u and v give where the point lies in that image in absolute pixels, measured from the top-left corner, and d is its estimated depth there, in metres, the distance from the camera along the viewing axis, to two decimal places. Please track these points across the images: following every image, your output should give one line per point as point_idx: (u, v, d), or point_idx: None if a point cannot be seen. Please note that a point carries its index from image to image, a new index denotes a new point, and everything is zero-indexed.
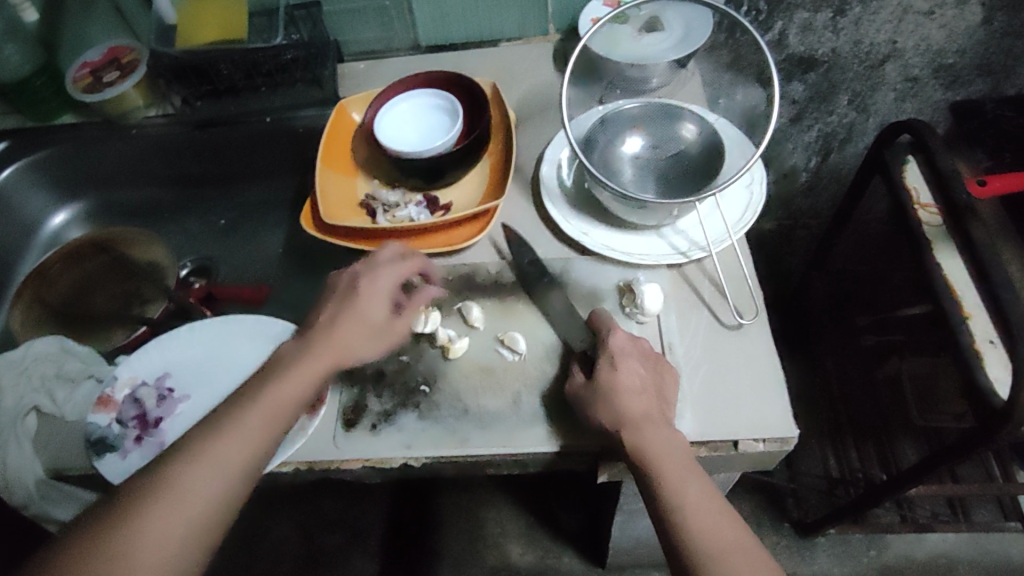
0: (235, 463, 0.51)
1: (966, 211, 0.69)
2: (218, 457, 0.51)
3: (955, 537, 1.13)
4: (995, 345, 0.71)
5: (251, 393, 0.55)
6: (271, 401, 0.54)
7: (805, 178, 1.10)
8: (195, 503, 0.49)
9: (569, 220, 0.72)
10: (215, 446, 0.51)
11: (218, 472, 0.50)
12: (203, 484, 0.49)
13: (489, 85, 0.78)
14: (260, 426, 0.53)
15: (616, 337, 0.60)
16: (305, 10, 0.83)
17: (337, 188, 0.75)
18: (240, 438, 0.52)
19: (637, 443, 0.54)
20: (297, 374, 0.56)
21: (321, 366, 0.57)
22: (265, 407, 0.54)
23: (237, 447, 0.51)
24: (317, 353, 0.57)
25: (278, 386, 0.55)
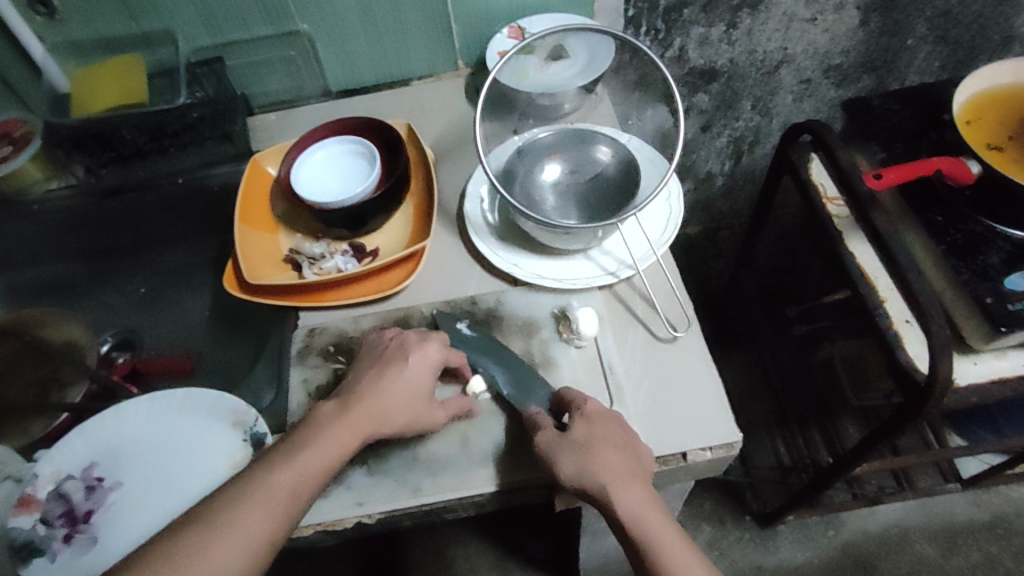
0: (250, 545, 0.50)
1: (869, 201, 0.73)
2: (233, 540, 0.50)
3: (903, 506, 1.18)
4: (910, 323, 0.78)
5: (275, 465, 0.54)
6: (292, 477, 0.53)
7: (722, 182, 1.14)
8: None
9: (499, 253, 0.72)
10: (230, 522, 0.50)
11: (233, 550, 0.50)
12: (211, 563, 0.49)
13: (404, 126, 0.78)
14: (256, 524, 0.51)
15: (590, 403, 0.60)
16: (207, 67, 0.81)
17: (258, 246, 0.73)
18: (249, 519, 0.51)
19: (627, 509, 0.55)
20: (336, 436, 0.56)
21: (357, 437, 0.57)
22: (286, 484, 0.53)
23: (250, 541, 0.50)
24: (354, 427, 0.57)
25: (299, 474, 0.53)
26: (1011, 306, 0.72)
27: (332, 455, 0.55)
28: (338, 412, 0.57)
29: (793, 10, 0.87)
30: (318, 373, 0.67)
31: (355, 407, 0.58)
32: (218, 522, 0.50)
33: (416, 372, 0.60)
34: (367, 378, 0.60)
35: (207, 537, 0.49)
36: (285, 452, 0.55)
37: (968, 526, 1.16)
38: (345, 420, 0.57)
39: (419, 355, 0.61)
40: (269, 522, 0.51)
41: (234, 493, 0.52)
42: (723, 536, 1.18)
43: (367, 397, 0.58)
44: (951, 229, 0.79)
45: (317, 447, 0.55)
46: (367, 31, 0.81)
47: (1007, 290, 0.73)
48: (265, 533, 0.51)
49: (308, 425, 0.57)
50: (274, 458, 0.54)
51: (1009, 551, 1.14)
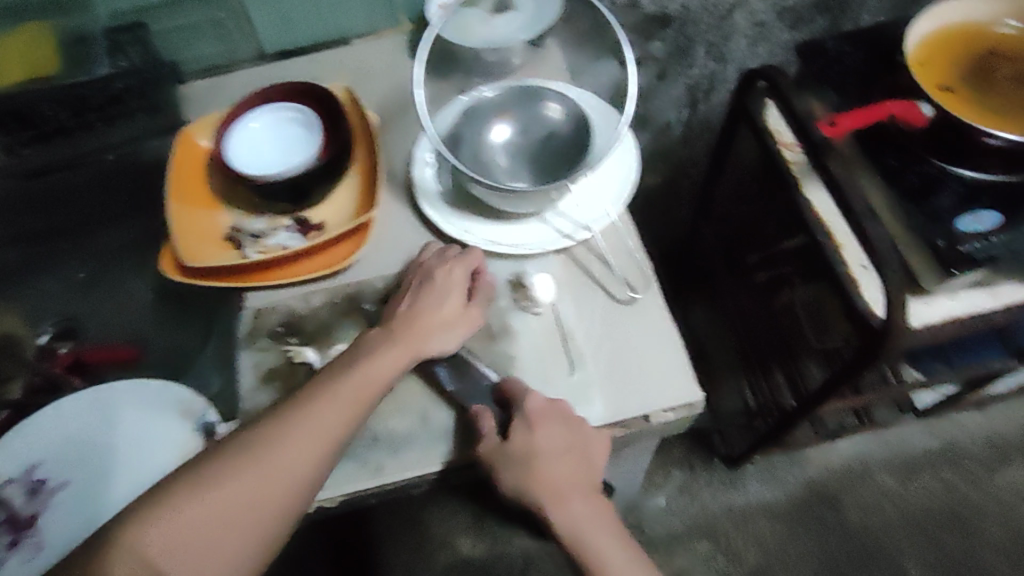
0: (324, 441, 0.53)
1: (825, 148, 0.72)
2: (304, 439, 0.52)
3: (864, 440, 1.20)
4: (867, 268, 0.79)
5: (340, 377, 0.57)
6: (353, 386, 0.56)
7: (681, 130, 1.10)
8: (281, 483, 0.51)
9: (450, 221, 0.70)
10: (307, 421, 0.53)
11: (312, 445, 0.52)
12: (293, 454, 0.52)
13: (344, 91, 0.74)
14: (332, 423, 0.54)
15: (534, 400, 0.59)
16: (130, 33, 0.76)
17: (195, 226, 0.70)
18: (322, 421, 0.54)
19: (564, 521, 0.58)
20: (387, 355, 0.58)
21: (406, 355, 0.59)
22: (350, 393, 0.56)
23: (306, 452, 0.52)
24: (399, 346, 0.59)
25: (354, 385, 0.56)
26: (962, 248, 0.72)
27: (387, 369, 0.58)
28: (384, 335, 0.60)
29: None
30: (269, 355, 0.65)
31: (396, 330, 0.61)
32: (295, 420, 0.53)
33: (443, 286, 0.63)
34: (405, 300, 0.63)
35: (285, 433, 0.52)
36: (346, 367, 0.58)
37: (926, 455, 1.19)
38: (393, 342, 0.59)
39: (446, 277, 0.64)
40: (338, 425, 0.54)
41: (311, 395, 0.55)
42: (693, 481, 1.20)
43: (407, 319, 0.61)
44: (908, 171, 0.78)
45: (373, 362, 0.58)
46: None
47: (958, 231, 0.73)
48: (334, 435, 0.54)
49: (358, 345, 0.60)
50: (336, 370, 0.58)
51: (962, 475, 1.18)
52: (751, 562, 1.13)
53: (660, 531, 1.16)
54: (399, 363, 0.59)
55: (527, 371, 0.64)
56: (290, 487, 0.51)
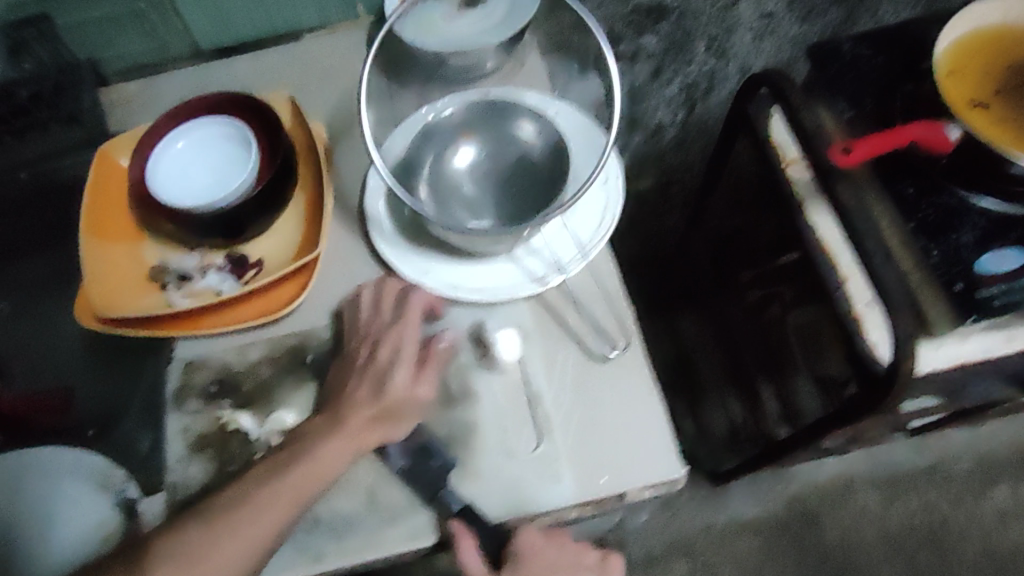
0: (264, 541, 0.50)
1: (834, 171, 0.63)
2: (239, 541, 0.49)
3: (853, 458, 1.12)
4: (874, 305, 0.69)
5: (283, 468, 0.52)
6: (295, 480, 0.51)
7: (673, 133, 1.02)
8: None
9: (405, 260, 0.61)
10: (241, 520, 0.50)
11: (248, 547, 0.50)
12: (228, 557, 0.49)
13: (285, 101, 0.65)
14: (270, 523, 0.50)
15: (527, 534, 0.54)
16: (35, 27, 0.65)
17: (112, 266, 0.60)
18: (258, 519, 0.50)
19: None
20: (333, 447, 0.53)
21: (359, 439, 0.53)
22: (291, 488, 0.51)
23: (241, 550, 0.49)
24: (352, 433, 0.53)
25: (299, 476, 0.52)
26: (981, 293, 0.64)
27: (335, 460, 0.52)
28: (334, 421, 0.54)
29: None
30: (200, 418, 0.58)
31: (342, 416, 0.54)
32: (230, 519, 0.50)
33: (389, 361, 0.56)
34: (352, 372, 0.56)
35: (219, 535, 0.49)
36: (286, 457, 0.53)
37: (913, 476, 1.11)
38: (339, 430, 0.53)
39: (393, 353, 0.56)
40: (278, 523, 0.50)
41: (249, 488, 0.51)
42: (678, 497, 1.10)
43: (350, 404, 0.55)
44: (925, 202, 0.69)
45: (318, 456, 0.52)
46: None
47: (978, 275, 0.65)
48: (274, 534, 0.50)
49: (301, 436, 0.54)
50: (281, 459, 0.53)
51: (946, 495, 1.10)
52: None
53: (639, 550, 1.08)
54: (353, 447, 0.53)
55: (488, 443, 0.56)
56: None
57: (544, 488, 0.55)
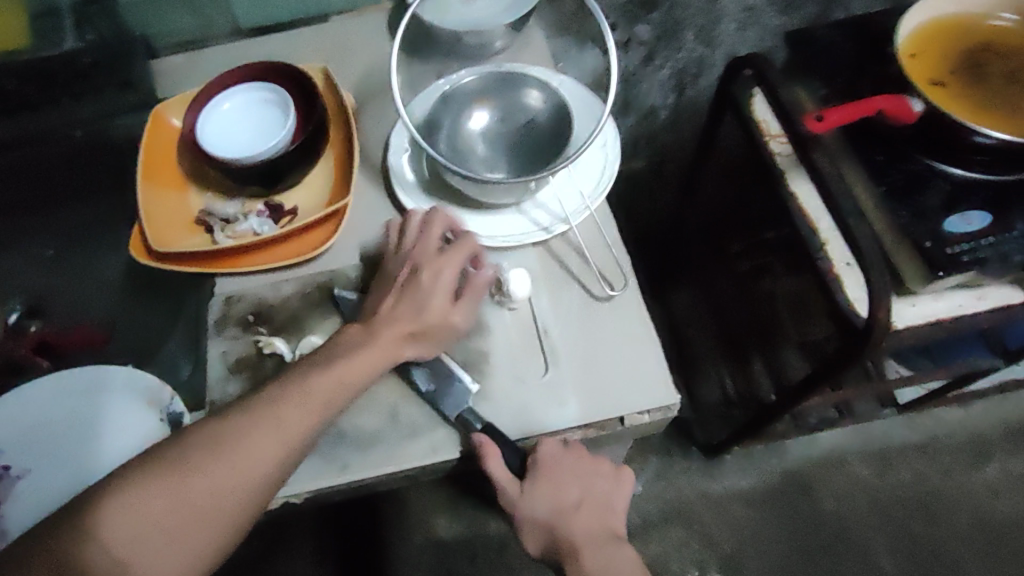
0: (296, 434, 0.52)
1: (810, 140, 0.71)
2: (273, 432, 0.51)
3: (842, 433, 1.19)
4: (851, 266, 0.76)
5: (315, 370, 0.55)
6: (327, 381, 0.55)
7: (666, 115, 1.09)
8: (247, 473, 0.50)
9: (426, 210, 0.68)
10: (278, 413, 0.52)
11: (280, 438, 0.51)
12: (263, 448, 0.51)
13: (320, 71, 0.73)
14: (303, 418, 0.53)
15: (546, 446, 0.60)
16: (98, 4, 0.75)
17: (165, 210, 0.68)
18: (292, 415, 0.52)
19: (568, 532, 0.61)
20: (363, 356, 0.57)
21: (389, 351, 0.58)
22: (322, 385, 0.54)
23: (273, 445, 0.51)
24: (382, 343, 0.58)
25: (328, 375, 0.55)
26: (949, 250, 0.71)
27: (362, 367, 0.56)
28: (365, 336, 0.58)
29: None
30: (236, 345, 0.64)
31: (376, 330, 0.59)
32: (264, 411, 0.52)
33: (428, 290, 0.60)
34: (385, 298, 0.61)
35: (255, 428, 0.51)
36: (317, 363, 0.56)
37: (903, 447, 1.19)
38: (372, 342, 0.58)
39: (432, 278, 0.60)
40: (310, 419, 0.53)
41: (285, 385, 0.54)
42: (670, 467, 1.18)
43: (385, 321, 0.59)
44: (891, 168, 0.77)
45: (347, 363, 0.56)
46: None
47: (945, 232, 0.72)
48: (307, 430, 0.53)
49: (331, 344, 0.58)
50: (313, 362, 0.56)
51: (936, 467, 1.17)
52: (724, 549, 1.13)
53: (636, 518, 1.15)
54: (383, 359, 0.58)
55: (500, 369, 0.63)
56: (259, 478, 0.50)
57: (551, 411, 0.61)
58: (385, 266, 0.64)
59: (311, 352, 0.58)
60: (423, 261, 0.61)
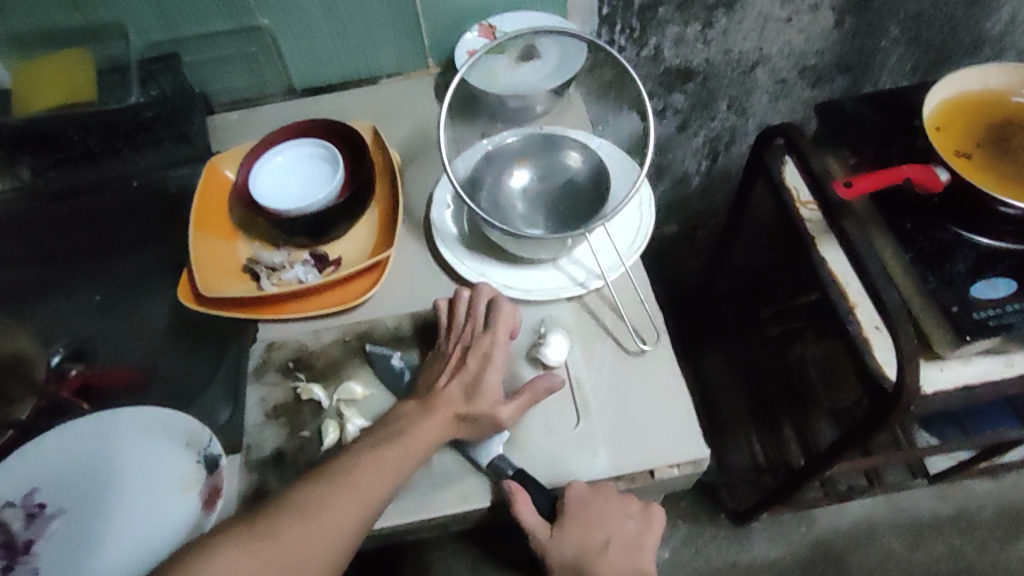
0: (372, 499, 0.54)
1: (840, 207, 0.72)
2: (350, 498, 0.54)
3: (873, 502, 1.17)
4: (880, 329, 0.76)
5: (387, 441, 0.57)
6: (397, 451, 0.56)
7: (698, 182, 1.13)
8: (330, 535, 0.53)
9: (464, 262, 0.70)
10: (353, 479, 0.55)
11: (356, 504, 0.54)
12: (340, 512, 0.53)
13: (369, 129, 0.76)
14: (376, 484, 0.55)
15: (575, 488, 0.59)
16: (162, 63, 0.79)
17: (213, 257, 0.71)
18: (364, 479, 0.55)
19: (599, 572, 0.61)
20: (425, 427, 0.58)
21: (447, 425, 0.59)
22: (392, 455, 0.56)
23: (353, 509, 0.54)
24: (442, 417, 0.59)
25: (400, 446, 0.57)
26: (976, 315, 0.71)
27: (425, 439, 0.58)
28: (422, 411, 0.59)
29: (767, 12, 0.88)
30: (276, 390, 0.65)
31: (433, 404, 0.59)
32: (343, 476, 0.55)
33: (481, 368, 0.61)
34: (441, 374, 0.62)
35: (333, 492, 0.54)
36: (387, 433, 0.58)
37: (935, 520, 1.16)
38: (430, 414, 0.59)
39: (484, 360, 0.62)
40: (383, 484, 0.55)
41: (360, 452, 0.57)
42: (699, 534, 1.16)
43: (441, 396, 0.60)
44: (921, 235, 0.78)
45: (413, 434, 0.58)
46: (331, 26, 0.79)
47: (971, 298, 0.72)
48: (382, 494, 0.55)
49: (393, 420, 0.60)
50: (386, 431, 0.59)
51: (972, 541, 1.14)
52: None
53: None
54: (444, 432, 0.58)
55: (533, 421, 0.63)
56: (342, 541, 0.53)
57: (582, 462, 0.61)
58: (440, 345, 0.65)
59: (382, 424, 0.60)
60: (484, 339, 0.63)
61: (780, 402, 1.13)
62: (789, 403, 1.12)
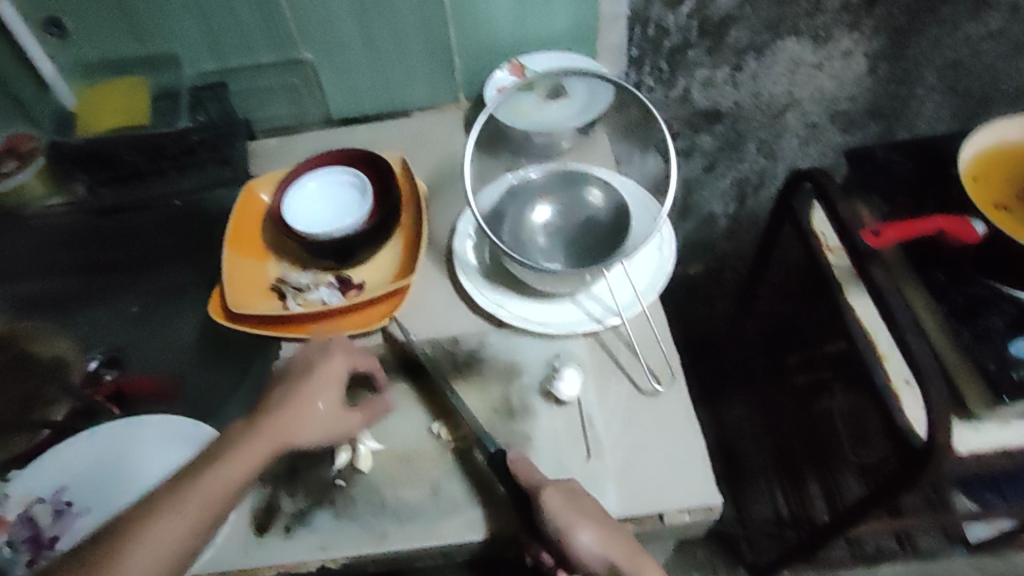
0: (195, 514, 0.53)
1: (870, 255, 0.71)
2: (172, 518, 0.52)
3: (903, 567, 1.14)
4: (910, 384, 0.75)
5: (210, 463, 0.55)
6: (222, 469, 0.54)
7: (726, 222, 1.13)
8: (154, 553, 0.51)
9: (485, 293, 0.72)
10: (175, 501, 0.53)
11: (174, 523, 0.52)
12: (159, 530, 0.51)
13: (398, 160, 0.79)
14: (197, 503, 0.53)
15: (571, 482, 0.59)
16: (211, 91, 0.83)
17: (245, 275, 0.74)
18: (189, 500, 0.53)
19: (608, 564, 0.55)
20: (253, 445, 0.56)
21: (266, 451, 0.56)
22: (222, 476, 0.54)
23: (163, 540, 0.51)
24: (262, 437, 0.56)
25: (230, 460, 0.55)
26: (1014, 374, 0.70)
27: (256, 453, 0.56)
28: (250, 426, 0.58)
29: (798, 56, 0.90)
30: None
31: (262, 420, 0.58)
32: (169, 496, 0.53)
33: (317, 378, 0.60)
34: (285, 390, 0.60)
35: (152, 511, 0.52)
36: (212, 454, 0.56)
37: None
38: (259, 429, 0.57)
39: (316, 368, 0.61)
40: (204, 500, 0.53)
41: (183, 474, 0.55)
42: None
43: (274, 410, 0.58)
44: (954, 289, 0.77)
45: (236, 451, 0.56)
46: (370, 59, 0.82)
47: (1010, 355, 0.71)
48: (210, 510, 0.53)
49: (223, 439, 0.57)
50: (213, 450, 0.56)
51: None
52: None
53: None
54: (266, 452, 0.56)
55: (543, 454, 0.63)
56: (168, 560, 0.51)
57: None
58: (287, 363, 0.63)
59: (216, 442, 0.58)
60: (313, 352, 0.62)
61: (809, 455, 1.11)
62: (818, 456, 1.10)
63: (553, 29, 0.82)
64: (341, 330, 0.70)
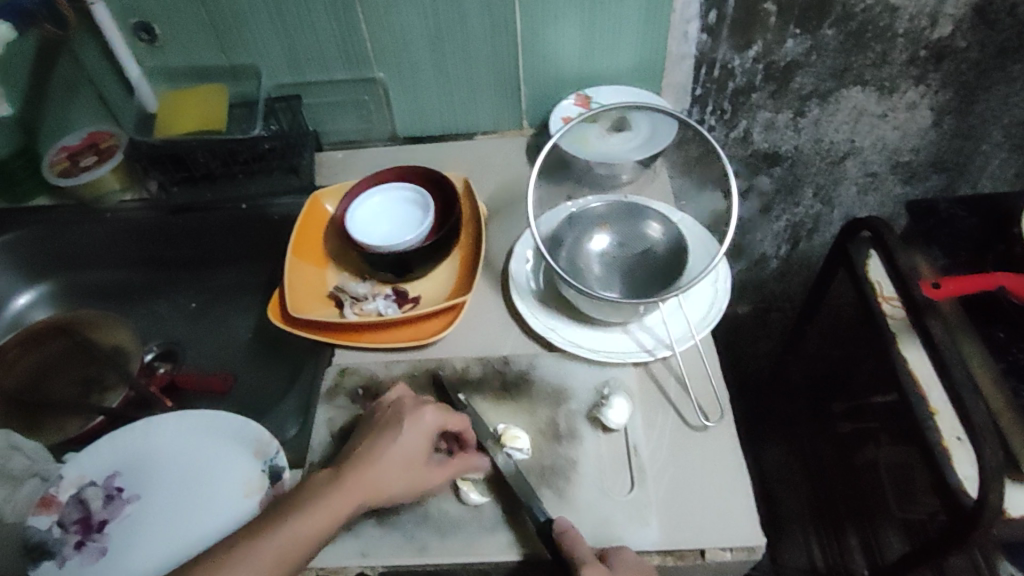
0: (275, 566, 0.52)
1: (927, 308, 0.70)
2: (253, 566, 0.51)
3: None
4: (963, 440, 0.71)
5: (294, 512, 0.54)
6: (308, 522, 0.53)
7: (776, 265, 1.14)
8: None
9: (538, 317, 0.72)
10: (258, 547, 0.52)
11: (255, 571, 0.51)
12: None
13: (461, 181, 0.81)
14: (278, 552, 0.52)
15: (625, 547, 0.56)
16: (285, 103, 0.86)
17: (304, 281, 0.76)
18: (271, 546, 0.52)
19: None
20: (337, 499, 0.55)
21: (349, 508, 0.55)
22: (304, 529, 0.53)
23: None
24: (344, 497, 0.55)
25: (315, 512, 0.54)
26: None
27: (341, 509, 0.55)
28: (337, 476, 0.57)
29: (863, 105, 0.90)
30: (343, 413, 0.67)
31: (348, 471, 0.57)
32: (256, 541, 0.52)
33: (408, 435, 0.59)
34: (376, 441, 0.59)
35: (237, 555, 0.52)
36: (298, 502, 0.55)
37: None
38: (343, 483, 0.56)
39: (410, 424, 0.60)
40: (286, 551, 0.52)
41: (268, 520, 0.54)
42: None
43: (363, 464, 0.57)
44: (1014, 347, 0.76)
45: (322, 504, 0.55)
46: (439, 82, 0.84)
47: None
48: (290, 561, 0.52)
49: (309, 486, 0.57)
50: (300, 498, 0.56)
51: None
52: None
53: None
54: (349, 507, 0.55)
55: (587, 479, 0.63)
56: None
57: (631, 530, 0.60)
58: (377, 413, 0.62)
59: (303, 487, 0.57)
60: (408, 408, 0.61)
61: (849, 506, 1.07)
62: (863, 509, 1.05)
63: (620, 63, 0.83)
64: (394, 343, 0.71)
